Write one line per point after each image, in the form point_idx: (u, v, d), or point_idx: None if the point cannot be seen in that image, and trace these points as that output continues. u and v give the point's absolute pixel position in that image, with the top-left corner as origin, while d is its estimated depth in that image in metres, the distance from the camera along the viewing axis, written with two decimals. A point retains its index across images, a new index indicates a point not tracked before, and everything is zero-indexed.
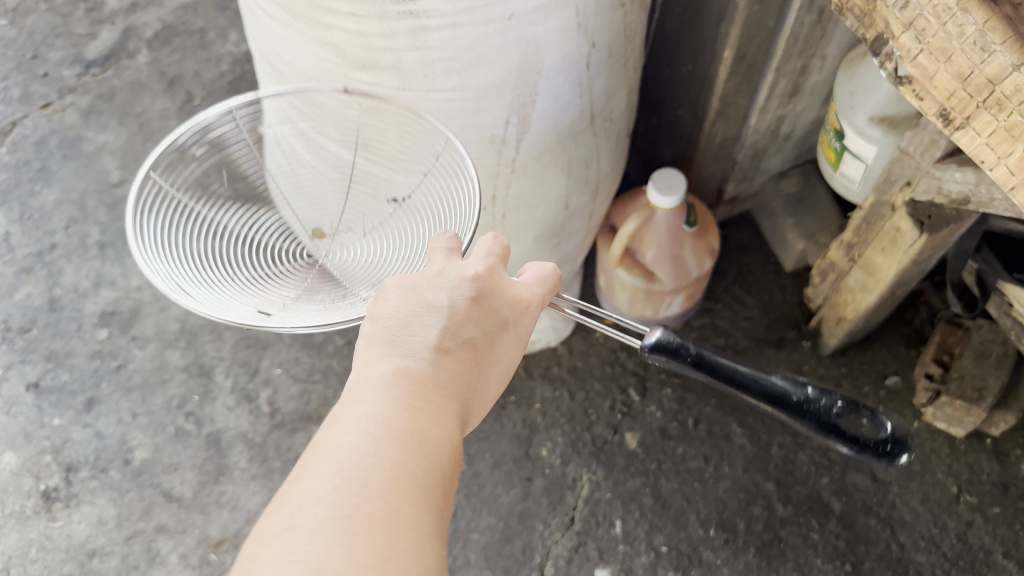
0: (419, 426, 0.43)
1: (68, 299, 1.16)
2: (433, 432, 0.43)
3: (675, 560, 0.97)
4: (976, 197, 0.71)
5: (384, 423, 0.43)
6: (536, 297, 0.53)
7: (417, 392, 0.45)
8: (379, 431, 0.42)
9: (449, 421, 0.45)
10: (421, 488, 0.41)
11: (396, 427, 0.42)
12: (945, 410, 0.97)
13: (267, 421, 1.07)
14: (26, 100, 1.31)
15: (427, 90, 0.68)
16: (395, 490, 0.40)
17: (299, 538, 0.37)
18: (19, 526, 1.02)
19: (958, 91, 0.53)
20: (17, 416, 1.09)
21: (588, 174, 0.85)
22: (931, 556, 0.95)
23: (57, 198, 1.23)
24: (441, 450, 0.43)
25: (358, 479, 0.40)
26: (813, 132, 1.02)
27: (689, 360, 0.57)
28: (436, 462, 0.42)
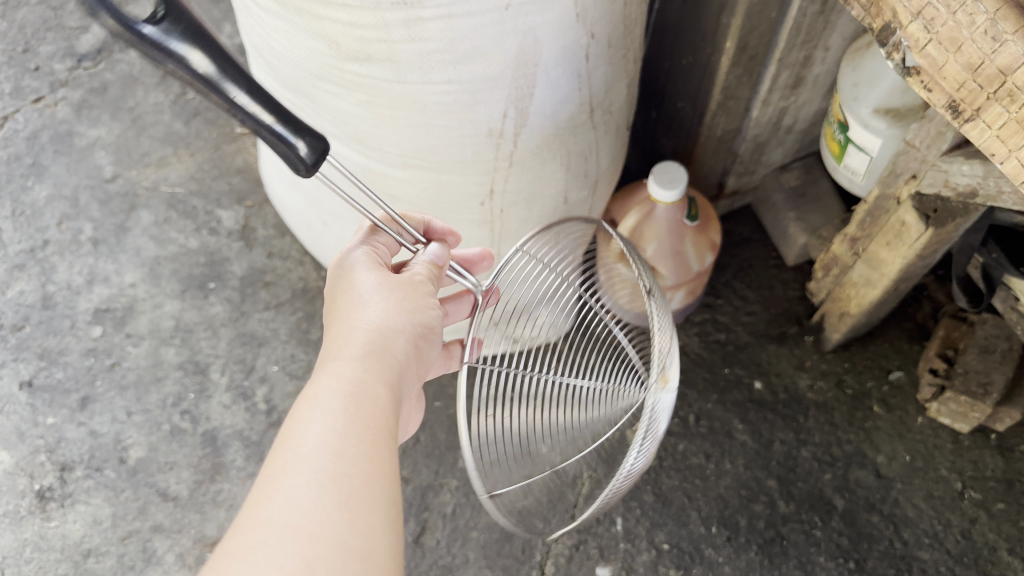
0: (341, 393, 0.51)
1: (62, 296, 1.14)
2: (354, 392, 0.51)
3: (677, 558, 0.96)
4: (984, 191, 0.70)
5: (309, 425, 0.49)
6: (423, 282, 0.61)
7: (355, 371, 0.53)
8: (304, 411, 0.50)
9: (371, 380, 0.53)
10: (350, 439, 0.48)
11: (319, 402, 0.50)
12: (950, 406, 0.96)
13: (264, 418, 1.06)
14: (18, 95, 1.30)
15: (422, 82, 0.66)
16: (326, 449, 0.47)
17: (250, 522, 0.44)
18: (14, 526, 1.01)
19: (968, 82, 0.52)
20: (11, 414, 1.07)
21: (587, 168, 0.83)
22: (935, 553, 0.94)
23: (49, 193, 1.22)
24: (368, 403, 0.51)
25: (293, 452, 0.47)
26: (815, 125, 1.00)
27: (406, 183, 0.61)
28: (362, 414, 0.50)
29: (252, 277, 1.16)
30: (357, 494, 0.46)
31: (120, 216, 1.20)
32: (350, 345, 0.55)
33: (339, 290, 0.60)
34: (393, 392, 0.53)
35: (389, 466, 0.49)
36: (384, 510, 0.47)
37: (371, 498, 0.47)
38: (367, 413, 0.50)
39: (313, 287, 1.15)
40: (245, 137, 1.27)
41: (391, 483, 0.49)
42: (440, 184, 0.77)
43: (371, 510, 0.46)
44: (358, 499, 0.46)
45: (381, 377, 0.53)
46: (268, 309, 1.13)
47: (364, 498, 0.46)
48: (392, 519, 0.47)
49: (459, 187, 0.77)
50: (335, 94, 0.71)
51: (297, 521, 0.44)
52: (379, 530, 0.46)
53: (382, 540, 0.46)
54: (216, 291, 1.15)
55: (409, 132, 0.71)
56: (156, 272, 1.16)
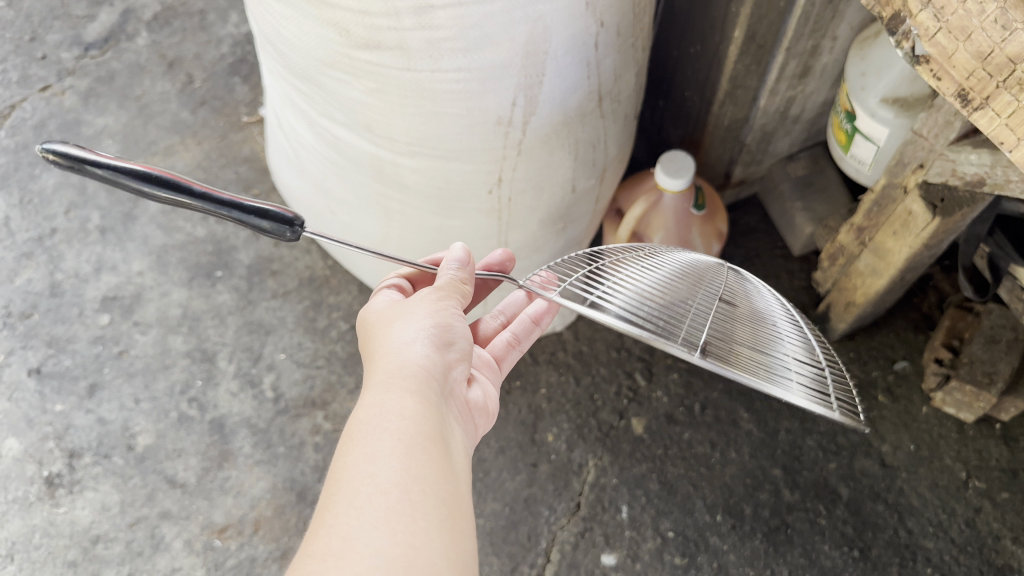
0: (370, 415, 0.49)
1: (70, 284, 1.15)
2: (382, 412, 0.49)
3: (682, 546, 0.96)
4: (991, 180, 0.69)
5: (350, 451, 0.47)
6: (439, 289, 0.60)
7: (388, 388, 0.51)
8: (340, 445, 0.48)
9: (401, 393, 0.51)
10: (383, 459, 0.46)
11: (350, 433, 0.49)
12: (955, 395, 0.97)
13: (271, 406, 1.07)
14: (25, 83, 1.30)
15: (432, 70, 0.66)
16: (361, 476, 0.45)
17: (301, 556, 0.42)
18: (23, 512, 1.02)
19: (978, 71, 0.52)
20: (20, 401, 1.08)
21: (595, 156, 0.83)
22: (939, 542, 0.95)
23: (57, 182, 1.22)
24: (401, 418, 0.49)
25: (332, 487, 0.45)
26: (822, 114, 1.00)
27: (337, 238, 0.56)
28: (398, 427, 0.48)
29: (259, 266, 1.16)
30: (396, 508, 0.44)
31: (127, 204, 1.20)
32: (381, 369, 0.54)
33: (366, 342, 0.60)
34: (428, 397, 0.51)
35: (432, 474, 0.46)
36: (431, 517, 0.44)
37: (413, 509, 0.44)
38: (400, 428, 0.48)
39: (320, 276, 1.15)
40: (252, 126, 1.27)
41: (438, 490, 0.46)
42: (448, 173, 0.77)
43: (419, 517, 0.44)
44: (401, 510, 0.44)
45: (413, 388, 0.51)
46: (276, 297, 1.14)
47: (405, 509, 0.44)
48: (442, 526, 0.44)
49: (467, 175, 0.77)
50: (345, 83, 0.71)
51: (339, 548, 0.41)
52: (426, 538, 0.43)
53: (429, 547, 0.43)
54: (223, 279, 1.15)
55: (418, 121, 0.71)
56: (164, 260, 1.16)
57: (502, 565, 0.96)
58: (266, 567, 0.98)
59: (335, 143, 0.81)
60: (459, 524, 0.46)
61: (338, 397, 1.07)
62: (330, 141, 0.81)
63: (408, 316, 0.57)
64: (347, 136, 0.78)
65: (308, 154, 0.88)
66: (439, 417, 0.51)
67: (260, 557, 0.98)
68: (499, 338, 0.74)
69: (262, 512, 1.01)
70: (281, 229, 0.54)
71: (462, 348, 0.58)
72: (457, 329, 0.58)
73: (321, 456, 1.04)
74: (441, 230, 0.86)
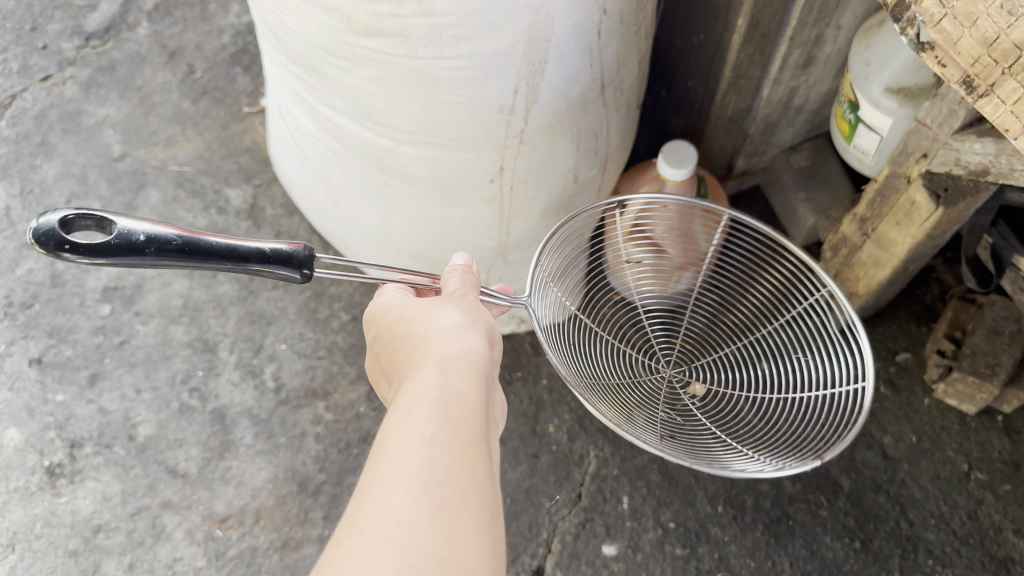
0: (426, 394, 0.48)
1: (71, 274, 1.15)
2: (438, 394, 0.48)
3: (683, 537, 0.96)
4: (996, 168, 0.69)
5: (408, 426, 0.45)
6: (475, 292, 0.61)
7: (444, 374, 0.50)
8: (389, 421, 0.46)
9: (455, 379, 0.50)
10: (440, 443, 0.45)
11: (401, 410, 0.47)
12: (957, 387, 0.96)
13: (273, 396, 1.07)
14: (26, 73, 1.29)
15: (434, 57, 0.66)
16: (416, 457, 0.43)
17: (353, 531, 0.40)
18: (24, 501, 1.02)
19: (983, 57, 0.52)
20: (21, 391, 1.08)
21: (597, 146, 0.83)
22: (940, 534, 0.95)
23: (57, 172, 1.22)
24: (456, 404, 0.48)
25: (382, 462, 0.43)
26: (825, 105, 1.00)
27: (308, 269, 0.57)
28: (454, 418, 0.47)
29: None
30: (451, 499, 0.42)
31: (128, 194, 1.20)
32: (432, 353, 0.52)
33: (397, 328, 0.58)
34: (481, 392, 0.50)
35: (482, 467, 0.45)
36: (481, 513, 0.43)
37: (464, 501, 0.43)
38: (458, 416, 0.47)
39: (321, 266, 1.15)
40: (253, 116, 1.27)
41: (487, 485, 0.45)
42: (451, 161, 0.76)
43: (471, 512, 0.43)
44: (457, 504, 0.42)
45: (466, 377, 0.50)
46: (277, 288, 1.14)
47: (458, 499, 0.42)
48: (489, 524, 0.43)
49: (469, 164, 0.77)
50: (349, 70, 0.71)
51: (390, 531, 0.40)
52: (476, 534, 0.42)
53: (477, 542, 0.42)
54: None
55: (421, 108, 0.71)
56: None
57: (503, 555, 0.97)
58: (267, 557, 0.98)
59: (336, 131, 0.80)
60: (500, 528, 0.44)
61: (339, 388, 1.07)
62: (331, 129, 0.81)
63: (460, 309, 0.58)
64: (349, 125, 0.78)
65: (310, 145, 0.88)
66: (488, 415, 0.50)
67: (261, 547, 0.98)
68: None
69: (262, 502, 1.01)
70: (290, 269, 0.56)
71: (499, 351, 0.58)
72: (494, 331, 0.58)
73: (322, 446, 1.04)
74: (443, 221, 0.86)
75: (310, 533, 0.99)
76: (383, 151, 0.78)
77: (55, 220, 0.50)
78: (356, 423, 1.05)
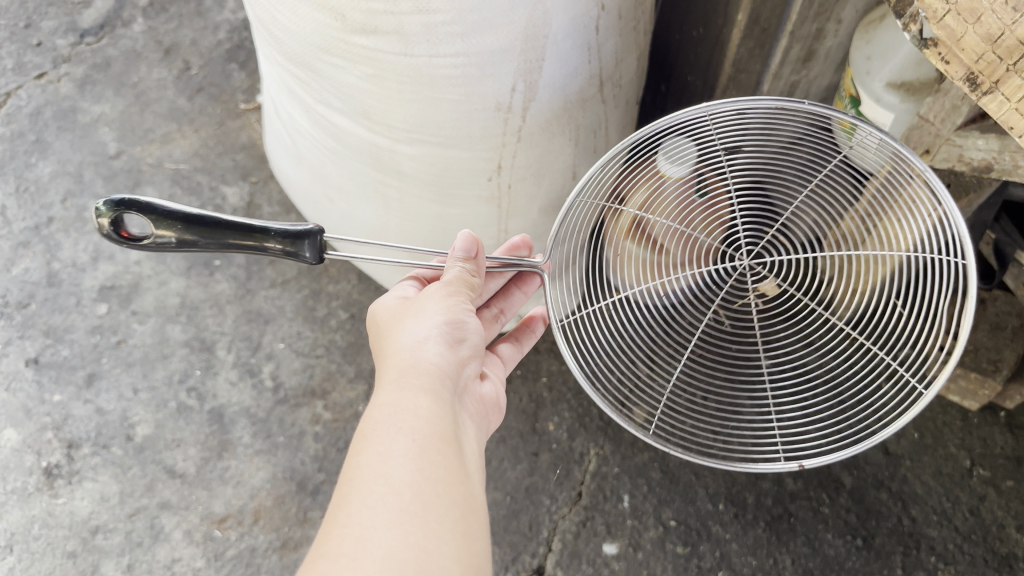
0: (387, 412, 0.50)
1: (67, 274, 1.14)
2: (398, 411, 0.50)
3: (684, 536, 0.96)
4: (999, 165, 0.69)
5: (365, 447, 0.48)
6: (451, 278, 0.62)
7: (401, 389, 0.52)
8: (355, 443, 0.49)
9: (418, 393, 0.52)
10: (399, 458, 0.47)
11: (364, 431, 0.50)
12: (960, 383, 0.96)
13: (270, 396, 1.06)
14: (20, 71, 1.28)
15: (430, 55, 0.65)
16: (375, 475, 0.46)
17: (317, 554, 0.43)
18: (21, 503, 1.01)
19: (988, 53, 0.51)
20: (18, 392, 1.07)
21: (596, 142, 0.82)
22: (943, 531, 0.94)
23: (53, 170, 1.21)
24: (415, 418, 0.50)
25: (347, 486, 0.46)
26: (826, 99, 0.99)
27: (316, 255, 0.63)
28: (409, 429, 0.49)
29: (258, 255, 1.15)
30: (412, 512, 0.44)
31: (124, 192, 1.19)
32: (393, 367, 0.55)
33: (377, 343, 0.62)
34: (436, 398, 0.52)
35: (446, 475, 0.47)
36: (445, 519, 0.45)
37: (425, 509, 0.45)
38: (415, 426, 0.49)
39: (319, 265, 1.15)
40: (250, 113, 1.26)
41: (451, 491, 0.47)
42: (448, 160, 0.76)
43: (433, 515, 0.45)
44: (416, 510, 0.45)
45: (423, 389, 0.53)
46: (275, 286, 1.13)
47: (418, 506, 0.45)
48: (454, 529, 0.45)
49: (466, 163, 0.76)
50: (343, 69, 0.70)
51: (351, 549, 0.42)
52: (440, 539, 0.44)
53: (439, 544, 0.44)
54: (222, 268, 1.14)
55: (416, 107, 0.70)
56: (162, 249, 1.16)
57: (503, 555, 0.96)
58: (266, 557, 0.97)
59: (331, 129, 0.80)
60: (468, 524, 0.47)
61: (337, 387, 1.07)
62: (326, 127, 0.80)
63: (431, 307, 0.59)
64: (345, 124, 0.77)
65: (305, 142, 0.87)
66: (448, 417, 0.52)
67: (260, 547, 0.98)
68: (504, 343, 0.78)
69: (261, 502, 1.00)
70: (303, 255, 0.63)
71: (471, 345, 0.59)
72: (469, 328, 0.60)
73: (321, 446, 1.03)
74: (441, 219, 0.85)
75: (309, 533, 0.99)
76: (379, 150, 0.77)
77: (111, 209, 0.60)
78: (355, 422, 1.05)
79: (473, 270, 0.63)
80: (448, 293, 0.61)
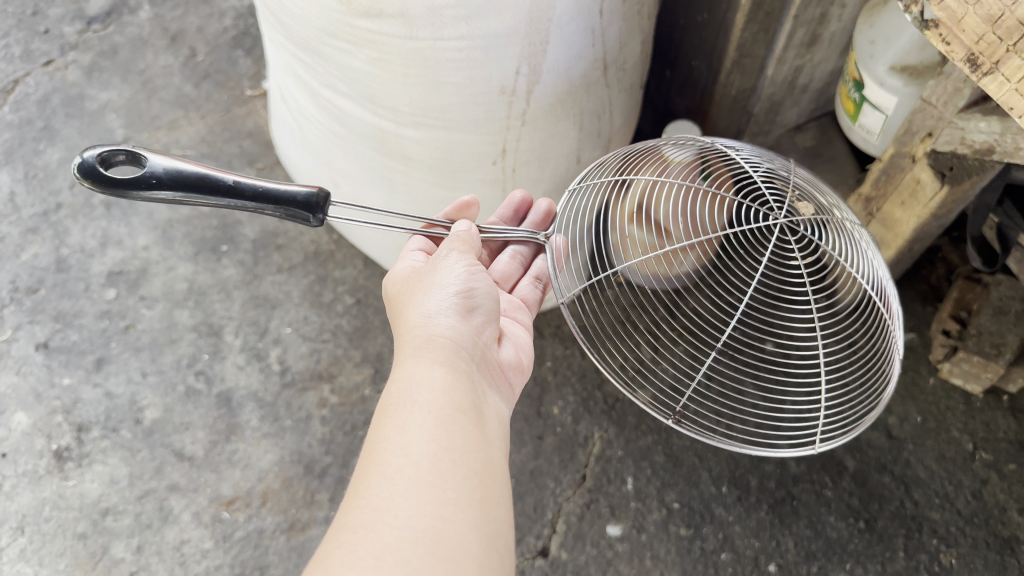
0: (405, 389, 0.51)
1: (76, 259, 1.15)
2: (415, 387, 0.52)
3: (687, 517, 0.97)
4: (1001, 147, 0.70)
5: (384, 422, 0.50)
6: (461, 244, 0.62)
7: (416, 364, 0.53)
8: (375, 419, 0.51)
9: (433, 366, 0.53)
10: (417, 433, 0.48)
11: (385, 406, 0.51)
12: (963, 366, 0.95)
13: (278, 379, 1.07)
14: (28, 58, 1.29)
15: (435, 39, 0.65)
16: (393, 449, 0.47)
17: (340, 525, 0.44)
18: (32, 485, 1.02)
19: (988, 34, 0.51)
20: (28, 375, 1.08)
21: (601, 126, 0.83)
22: (946, 514, 0.95)
23: (61, 156, 1.22)
24: (431, 390, 0.51)
25: (366, 462, 0.48)
26: (829, 84, 0.99)
27: (314, 215, 0.60)
28: (424, 402, 0.50)
29: (264, 240, 1.16)
30: (431, 480, 0.46)
31: None
32: (409, 340, 0.56)
33: (393, 312, 0.63)
34: (451, 370, 0.53)
35: (462, 445, 0.49)
36: (463, 487, 0.46)
37: (443, 478, 0.46)
38: (431, 400, 0.50)
39: (324, 251, 1.15)
40: (255, 99, 1.27)
41: (468, 460, 0.48)
42: (453, 144, 0.76)
43: (451, 483, 0.46)
44: (434, 478, 0.46)
45: (437, 361, 0.54)
46: (281, 272, 1.14)
47: (435, 476, 0.46)
48: (472, 496, 0.47)
49: (470, 147, 0.77)
50: (347, 53, 0.70)
51: (370, 519, 0.44)
52: (456, 506, 0.45)
53: (456, 510, 0.45)
54: (229, 254, 1.15)
55: (421, 91, 0.71)
56: (169, 235, 1.16)
57: None
58: (274, 539, 0.99)
59: (336, 114, 0.80)
60: (487, 490, 0.48)
61: (344, 371, 1.08)
62: (331, 111, 0.81)
63: (449, 272, 0.60)
64: (349, 108, 0.78)
65: (311, 126, 0.88)
66: (463, 387, 0.53)
67: (268, 528, 0.99)
68: (523, 282, 0.77)
69: (270, 484, 1.01)
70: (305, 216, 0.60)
71: (485, 312, 0.60)
72: (479, 294, 0.59)
73: (327, 429, 1.04)
74: (446, 202, 0.85)
75: (317, 515, 1.00)
76: (383, 134, 0.78)
77: (100, 153, 0.58)
78: (361, 405, 1.06)
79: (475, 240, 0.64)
80: (462, 258, 0.61)
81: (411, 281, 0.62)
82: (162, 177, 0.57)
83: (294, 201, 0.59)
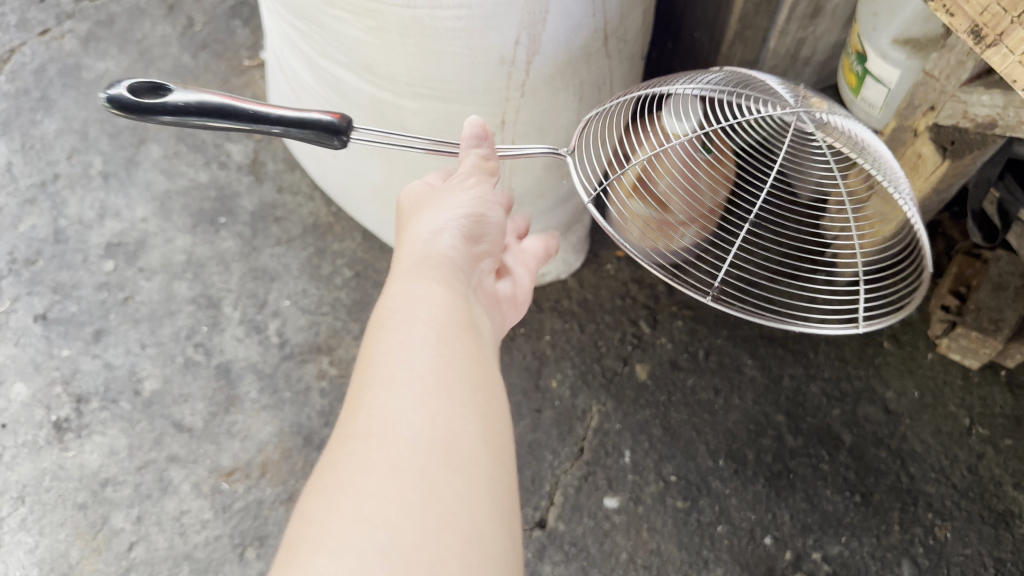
0: (405, 303, 0.50)
1: (74, 230, 1.15)
2: (417, 300, 0.50)
3: (684, 490, 0.97)
4: (1004, 122, 0.69)
5: (383, 334, 0.48)
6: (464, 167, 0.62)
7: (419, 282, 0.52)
8: (372, 333, 0.49)
9: (433, 284, 0.52)
10: (420, 342, 0.47)
11: (383, 319, 0.50)
12: (960, 341, 0.96)
13: (277, 351, 1.07)
14: (24, 27, 1.28)
15: (433, 7, 0.65)
16: (395, 360, 0.46)
17: (344, 436, 0.42)
18: (32, 455, 1.03)
19: (992, 5, 0.51)
20: (26, 347, 1.08)
21: (601, 99, 0.82)
22: (941, 488, 0.95)
23: (58, 127, 1.21)
24: (436, 307, 0.50)
25: (368, 372, 0.46)
26: (832, 57, 0.98)
27: (339, 139, 0.59)
28: (430, 316, 0.49)
29: (263, 213, 1.16)
30: (433, 391, 0.44)
31: (130, 149, 1.20)
32: (408, 259, 0.55)
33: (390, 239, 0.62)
34: (453, 287, 0.52)
35: (465, 359, 0.47)
36: (468, 399, 0.45)
37: (450, 390, 0.45)
38: (437, 314, 0.49)
39: (323, 223, 1.15)
40: (253, 71, 1.26)
41: (471, 374, 0.47)
42: (452, 115, 0.76)
43: (459, 394, 0.45)
44: (441, 386, 0.44)
45: (437, 279, 0.52)
46: (280, 244, 1.14)
47: (441, 386, 0.44)
48: (478, 407, 0.45)
49: (469, 117, 0.76)
50: (345, 22, 0.70)
51: (378, 428, 0.42)
52: (463, 417, 0.44)
53: (464, 421, 0.43)
54: (227, 226, 1.15)
55: (419, 60, 0.70)
56: (167, 206, 1.16)
57: None
58: (274, 510, 0.99)
59: (334, 84, 0.80)
60: (492, 406, 0.46)
61: (343, 343, 1.08)
62: (329, 81, 0.80)
63: (452, 198, 0.59)
64: (347, 79, 0.77)
65: (309, 97, 0.87)
66: (466, 306, 0.52)
67: (268, 499, 1.00)
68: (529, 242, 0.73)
69: (269, 456, 1.02)
70: (328, 138, 0.59)
71: (486, 239, 0.59)
72: (484, 221, 0.59)
73: (327, 401, 1.05)
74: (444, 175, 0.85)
75: None
76: (381, 105, 0.77)
77: (125, 85, 0.57)
78: None
79: (487, 154, 0.63)
80: (466, 184, 0.61)
81: (412, 209, 0.61)
82: (187, 104, 0.57)
83: (319, 126, 0.58)
